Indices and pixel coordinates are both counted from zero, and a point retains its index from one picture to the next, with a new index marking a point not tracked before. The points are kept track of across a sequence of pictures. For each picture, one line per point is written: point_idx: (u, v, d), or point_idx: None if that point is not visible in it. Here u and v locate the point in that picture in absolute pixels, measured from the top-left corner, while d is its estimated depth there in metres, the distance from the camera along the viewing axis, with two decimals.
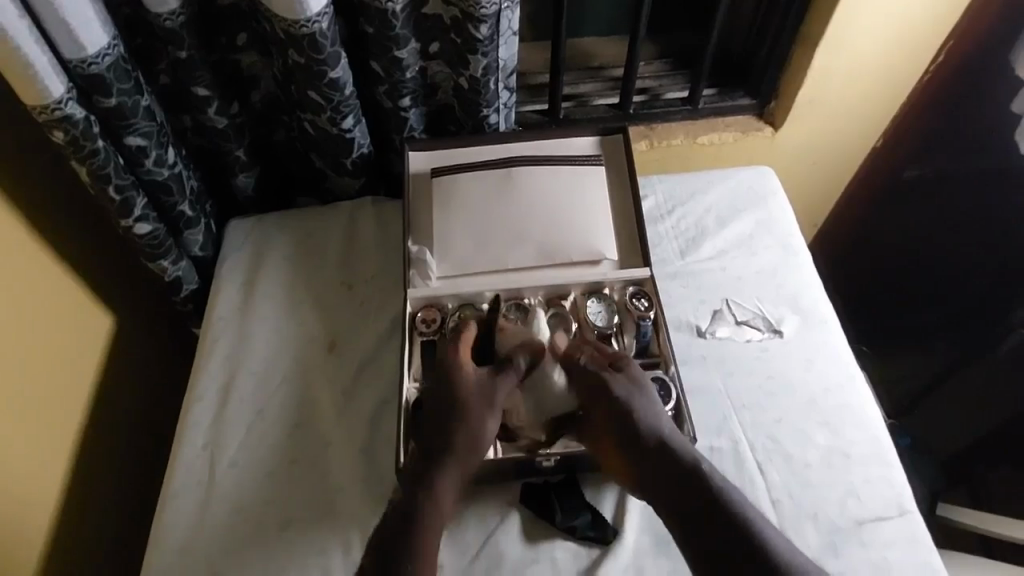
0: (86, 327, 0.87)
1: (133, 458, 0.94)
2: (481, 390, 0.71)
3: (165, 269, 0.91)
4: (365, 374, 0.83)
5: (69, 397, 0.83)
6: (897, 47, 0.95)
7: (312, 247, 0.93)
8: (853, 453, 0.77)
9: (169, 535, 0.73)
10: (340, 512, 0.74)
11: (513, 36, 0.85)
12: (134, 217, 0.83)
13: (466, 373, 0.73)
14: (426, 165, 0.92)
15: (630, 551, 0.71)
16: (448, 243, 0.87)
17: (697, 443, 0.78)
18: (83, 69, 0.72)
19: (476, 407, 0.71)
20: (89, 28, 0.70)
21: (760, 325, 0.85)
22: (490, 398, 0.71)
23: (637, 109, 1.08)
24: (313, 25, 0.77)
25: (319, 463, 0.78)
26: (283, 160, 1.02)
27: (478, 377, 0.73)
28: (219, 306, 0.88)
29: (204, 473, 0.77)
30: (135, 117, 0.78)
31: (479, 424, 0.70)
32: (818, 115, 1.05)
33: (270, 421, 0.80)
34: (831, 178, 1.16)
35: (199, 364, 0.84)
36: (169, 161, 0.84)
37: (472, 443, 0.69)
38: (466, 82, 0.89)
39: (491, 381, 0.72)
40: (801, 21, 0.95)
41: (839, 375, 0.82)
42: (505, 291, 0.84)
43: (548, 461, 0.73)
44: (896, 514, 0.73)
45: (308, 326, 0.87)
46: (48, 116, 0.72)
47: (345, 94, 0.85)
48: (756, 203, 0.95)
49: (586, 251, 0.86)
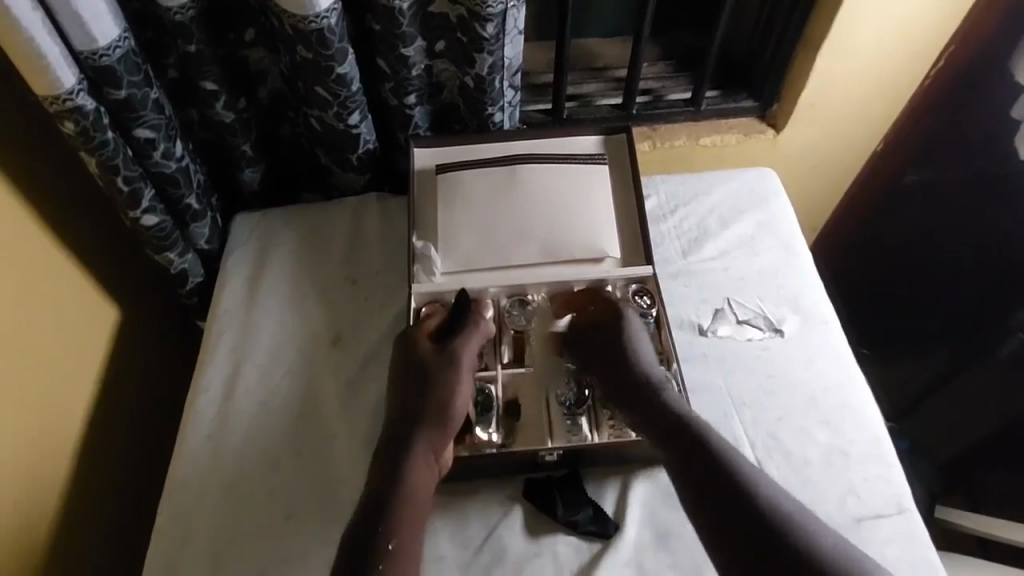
0: (92, 319, 0.88)
1: (135, 451, 0.94)
2: (449, 365, 0.75)
3: (171, 261, 0.92)
4: (369, 368, 0.84)
5: (74, 388, 0.84)
6: (899, 51, 0.96)
7: (317, 242, 0.93)
8: (853, 452, 0.78)
9: (173, 524, 0.74)
10: (343, 505, 0.75)
11: (519, 35, 0.86)
12: (142, 209, 0.84)
13: (427, 352, 0.76)
14: (432, 161, 0.93)
15: (631, 546, 0.71)
16: (453, 240, 0.88)
17: (690, 397, 0.81)
18: (94, 61, 0.72)
19: (442, 385, 0.74)
20: (100, 20, 0.70)
21: (762, 324, 0.86)
22: (456, 377, 0.75)
23: (640, 109, 1.08)
24: (322, 21, 0.77)
25: (323, 457, 0.78)
26: (289, 155, 1.03)
27: (439, 354, 0.76)
28: (223, 299, 0.89)
29: (208, 464, 0.78)
30: (145, 109, 0.78)
31: (446, 401, 0.73)
32: (820, 118, 1.05)
33: (274, 413, 0.81)
34: (833, 181, 1.17)
35: (204, 358, 0.85)
36: (178, 154, 0.85)
37: (442, 420, 0.72)
38: (472, 80, 0.90)
39: (450, 356, 0.76)
40: (805, 25, 0.96)
41: (839, 375, 0.83)
42: (509, 288, 0.85)
43: (551, 455, 0.73)
44: (895, 513, 0.74)
45: (313, 321, 0.87)
46: (59, 107, 0.72)
47: (352, 90, 0.86)
48: (759, 204, 0.96)
49: (590, 249, 0.86)
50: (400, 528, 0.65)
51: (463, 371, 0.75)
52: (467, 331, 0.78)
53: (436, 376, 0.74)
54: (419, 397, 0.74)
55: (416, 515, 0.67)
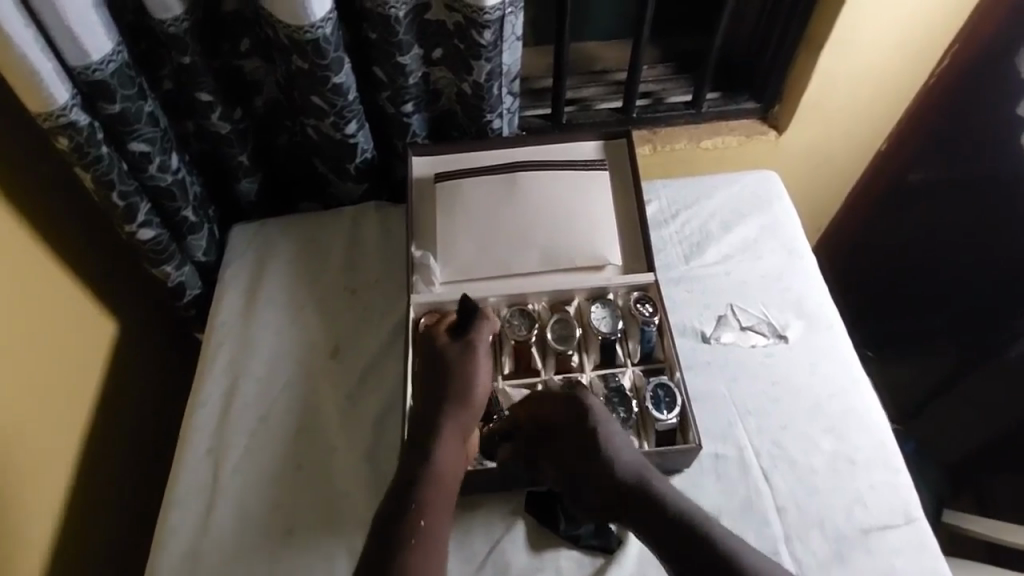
0: (90, 333, 0.87)
1: (135, 466, 0.94)
2: (463, 354, 0.73)
3: (168, 275, 0.91)
4: (368, 381, 0.83)
5: (71, 403, 0.83)
6: (902, 50, 0.95)
7: (315, 252, 0.92)
8: (859, 459, 0.76)
9: (171, 542, 0.73)
10: (343, 520, 0.74)
11: (517, 41, 0.85)
12: (138, 222, 0.84)
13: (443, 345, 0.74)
14: (430, 169, 0.92)
15: (635, 559, 0.71)
16: (452, 248, 0.87)
17: (672, 479, 0.75)
18: (87, 75, 0.72)
19: (459, 374, 0.71)
20: (94, 35, 0.70)
21: (765, 330, 0.85)
22: (473, 365, 0.72)
23: (641, 112, 1.08)
24: (317, 30, 0.77)
25: (322, 471, 0.77)
26: (287, 165, 1.02)
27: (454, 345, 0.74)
28: (221, 312, 0.88)
29: (207, 480, 0.77)
30: (140, 123, 0.78)
31: (466, 389, 0.71)
32: (823, 119, 1.04)
33: (273, 428, 0.80)
34: (835, 182, 1.16)
35: (202, 372, 0.84)
36: (173, 167, 0.84)
37: (461, 410, 0.70)
38: (470, 88, 0.89)
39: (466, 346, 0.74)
40: (806, 25, 0.95)
41: (845, 380, 0.82)
42: (510, 297, 0.84)
43: (552, 470, 0.71)
44: (903, 522, 0.73)
45: (312, 333, 0.87)
46: (53, 123, 0.72)
47: (349, 99, 0.85)
48: (761, 208, 0.95)
49: (590, 256, 0.86)
50: (431, 508, 0.63)
51: (480, 360, 0.73)
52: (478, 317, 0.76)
53: (453, 365, 0.72)
54: (438, 385, 0.72)
55: (444, 500, 0.65)
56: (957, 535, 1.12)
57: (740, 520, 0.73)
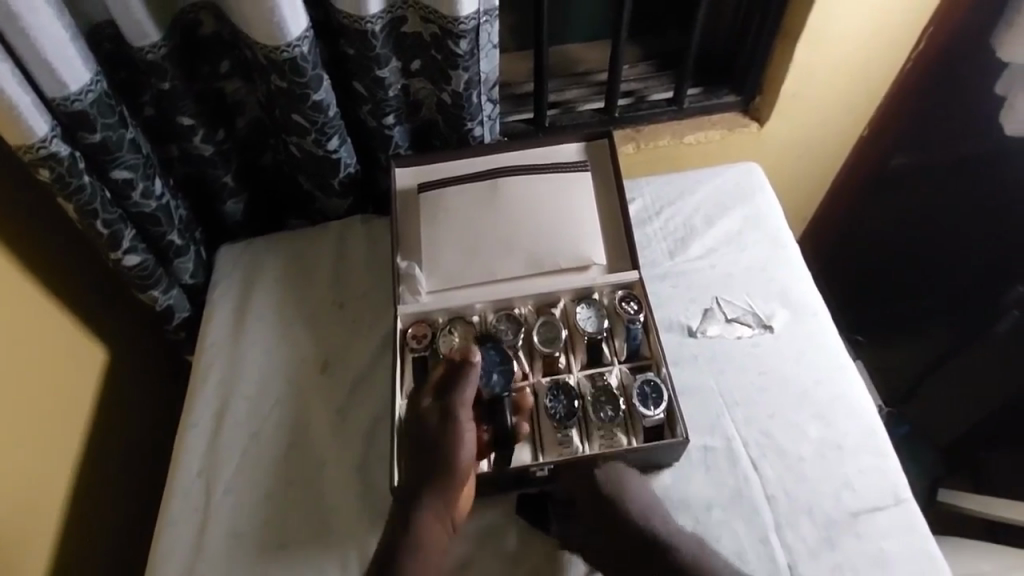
0: (80, 359, 0.89)
1: (131, 486, 0.95)
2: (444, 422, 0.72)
3: (156, 298, 0.93)
4: (358, 392, 0.84)
5: (64, 428, 0.84)
6: (880, 37, 0.95)
7: (299, 268, 0.93)
8: (847, 445, 0.77)
9: (168, 561, 0.75)
10: (336, 533, 0.75)
11: (493, 49, 0.86)
12: (124, 249, 0.85)
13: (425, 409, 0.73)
14: (413, 180, 0.92)
15: None
16: (436, 258, 0.87)
17: (662, 471, 0.76)
18: (67, 106, 0.73)
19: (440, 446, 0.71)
20: (71, 66, 0.71)
21: (751, 321, 0.85)
22: (456, 432, 0.71)
23: (622, 112, 1.08)
24: (294, 49, 0.77)
25: (315, 484, 0.78)
26: (272, 183, 1.03)
27: (434, 410, 0.73)
28: (210, 332, 0.89)
29: (202, 498, 0.78)
30: (121, 150, 0.79)
31: (451, 459, 0.70)
32: (804, 109, 1.04)
33: (267, 443, 0.81)
34: (817, 172, 1.16)
35: (193, 391, 0.85)
36: (157, 192, 0.86)
37: (449, 476, 0.70)
38: (449, 97, 0.90)
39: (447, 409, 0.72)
40: (782, 16, 0.95)
41: (832, 367, 0.82)
42: (496, 303, 0.85)
43: (541, 471, 0.73)
44: (893, 503, 0.73)
45: (301, 348, 0.88)
46: (34, 155, 0.73)
47: (329, 115, 0.86)
48: (743, 199, 0.95)
49: (576, 257, 0.86)
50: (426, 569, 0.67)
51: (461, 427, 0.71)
52: (472, 379, 0.73)
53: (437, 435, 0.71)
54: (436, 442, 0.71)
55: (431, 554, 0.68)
56: (947, 513, 1.12)
57: (731, 510, 0.74)
